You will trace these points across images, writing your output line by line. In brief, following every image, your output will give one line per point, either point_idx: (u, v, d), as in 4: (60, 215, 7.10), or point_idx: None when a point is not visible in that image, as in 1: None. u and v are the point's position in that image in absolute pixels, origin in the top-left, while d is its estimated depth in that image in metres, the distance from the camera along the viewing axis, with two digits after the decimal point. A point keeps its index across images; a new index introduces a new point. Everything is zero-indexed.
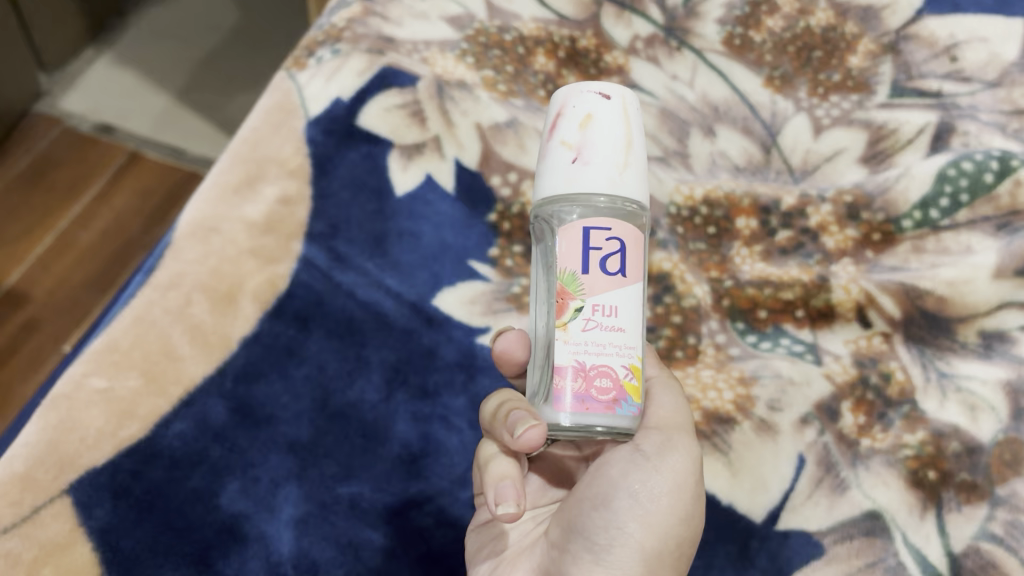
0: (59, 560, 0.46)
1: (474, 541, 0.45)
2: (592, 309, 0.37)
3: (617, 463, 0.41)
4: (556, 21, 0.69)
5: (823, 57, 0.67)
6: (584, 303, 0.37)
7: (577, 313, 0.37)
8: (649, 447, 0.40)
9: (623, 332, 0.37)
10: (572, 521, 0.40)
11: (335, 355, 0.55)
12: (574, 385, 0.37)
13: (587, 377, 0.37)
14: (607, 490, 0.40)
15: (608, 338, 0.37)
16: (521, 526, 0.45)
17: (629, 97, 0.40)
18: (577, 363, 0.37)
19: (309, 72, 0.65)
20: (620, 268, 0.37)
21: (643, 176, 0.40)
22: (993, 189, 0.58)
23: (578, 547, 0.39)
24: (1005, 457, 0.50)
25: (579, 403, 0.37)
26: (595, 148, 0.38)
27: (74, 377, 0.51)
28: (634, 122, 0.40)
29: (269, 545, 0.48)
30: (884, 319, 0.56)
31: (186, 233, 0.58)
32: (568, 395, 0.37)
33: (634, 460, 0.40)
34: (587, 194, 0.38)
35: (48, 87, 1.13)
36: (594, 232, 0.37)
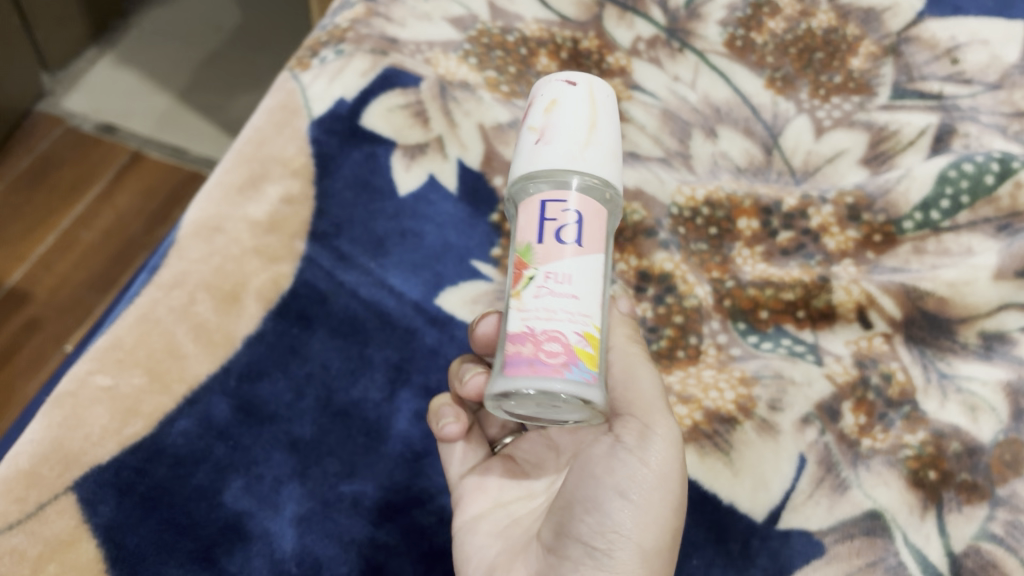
0: (63, 557, 0.46)
1: (462, 545, 0.45)
2: (545, 276, 0.38)
3: (600, 460, 0.41)
4: (558, 22, 0.70)
5: (824, 59, 0.68)
6: (537, 271, 0.38)
7: (530, 281, 0.38)
8: (630, 439, 0.41)
9: (577, 299, 0.37)
10: (565, 525, 0.40)
11: (338, 354, 0.55)
12: (524, 350, 0.37)
13: (536, 340, 0.37)
14: (597, 491, 0.40)
15: (561, 305, 0.37)
16: (507, 530, 0.45)
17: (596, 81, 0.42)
18: (528, 328, 0.37)
19: (313, 72, 0.65)
20: (576, 238, 0.38)
21: (610, 156, 0.40)
22: (993, 191, 0.59)
23: (578, 552, 0.39)
24: (1005, 457, 0.51)
25: (527, 366, 0.36)
26: (557, 129, 0.40)
27: (78, 375, 0.52)
28: (601, 105, 0.42)
29: (272, 543, 0.48)
30: (885, 319, 0.56)
31: (190, 232, 0.58)
32: (516, 359, 0.37)
33: (619, 457, 0.41)
34: (551, 171, 0.39)
35: (51, 87, 1.14)
36: (551, 205, 0.39)
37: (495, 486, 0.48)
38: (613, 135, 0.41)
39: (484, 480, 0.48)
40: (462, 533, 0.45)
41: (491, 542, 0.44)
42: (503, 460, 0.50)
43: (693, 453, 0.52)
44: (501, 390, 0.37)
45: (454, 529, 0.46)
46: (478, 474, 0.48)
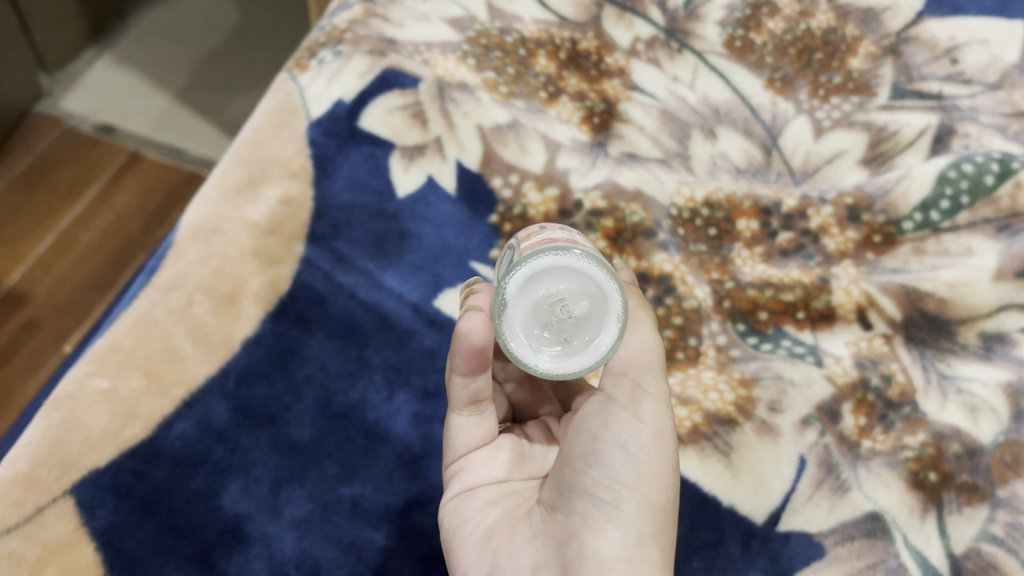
0: (62, 560, 0.46)
1: (460, 510, 0.44)
2: (548, 227, 0.45)
3: (594, 416, 0.42)
4: (557, 23, 0.69)
5: (823, 59, 0.67)
6: (540, 226, 0.46)
7: (534, 230, 0.45)
8: (622, 396, 0.42)
9: (579, 235, 0.45)
10: (568, 482, 0.40)
11: (337, 356, 0.55)
12: (540, 240, 0.42)
13: (550, 235, 0.42)
14: (596, 446, 0.40)
15: (569, 232, 0.44)
16: (507, 498, 0.44)
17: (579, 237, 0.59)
18: (547, 237, 0.42)
19: (311, 73, 0.65)
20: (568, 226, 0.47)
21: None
22: (993, 191, 0.58)
23: (585, 506, 0.39)
24: (1006, 459, 0.51)
25: (548, 241, 0.41)
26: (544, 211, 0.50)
27: (77, 377, 0.51)
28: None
29: (271, 545, 0.48)
30: (885, 320, 0.56)
31: (188, 233, 0.58)
32: (533, 245, 0.42)
33: (612, 411, 0.41)
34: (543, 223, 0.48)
35: (49, 87, 1.13)
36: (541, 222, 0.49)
37: (500, 464, 0.47)
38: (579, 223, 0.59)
39: (493, 454, 0.47)
40: (456, 500, 0.45)
41: (489, 507, 0.44)
42: (512, 442, 0.48)
43: (693, 454, 0.52)
44: (525, 263, 0.40)
45: (449, 497, 0.46)
46: (486, 450, 0.47)
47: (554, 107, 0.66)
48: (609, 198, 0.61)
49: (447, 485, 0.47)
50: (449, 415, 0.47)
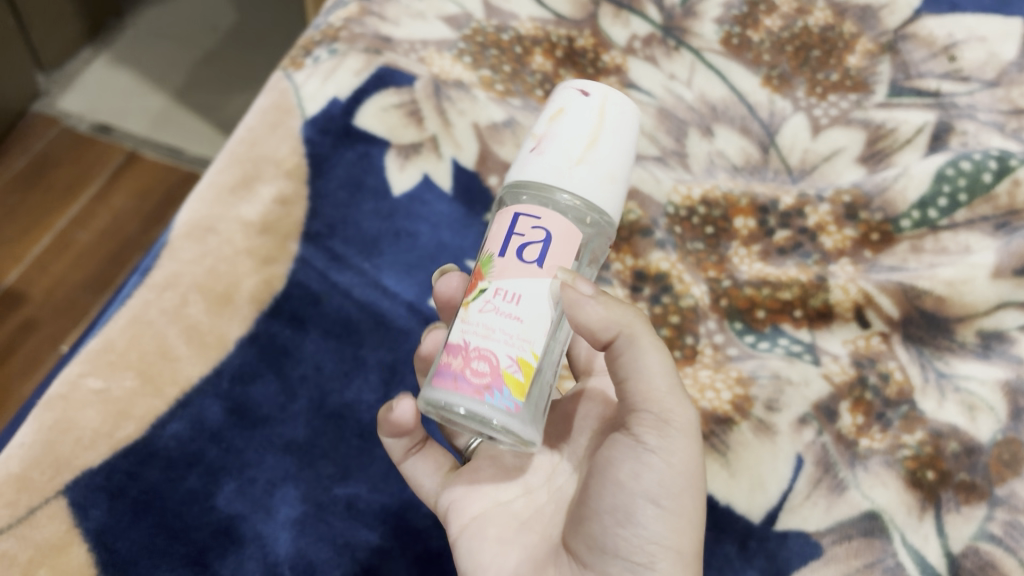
0: (55, 562, 0.45)
1: (472, 556, 0.42)
2: (495, 292, 0.36)
3: (623, 463, 0.38)
4: (554, 20, 0.69)
5: (821, 57, 0.67)
6: (489, 285, 0.37)
7: (480, 294, 0.37)
8: (652, 442, 0.38)
9: (520, 322, 0.36)
10: (600, 538, 0.38)
11: (332, 355, 0.54)
12: (454, 362, 0.36)
13: (466, 356, 0.36)
14: (629, 502, 0.38)
15: (500, 325, 0.36)
16: (520, 539, 0.42)
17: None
18: (464, 341, 0.36)
19: (306, 72, 0.64)
20: (537, 258, 0.36)
21: (603, 176, 0.38)
22: (991, 189, 0.58)
23: (620, 565, 0.38)
24: (1004, 457, 0.50)
25: (452, 380, 0.35)
26: (555, 138, 0.38)
27: (70, 377, 0.51)
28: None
29: (265, 546, 0.48)
30: (883, 318, 0.56)
31: (182, 233, 0.57)
32: (442, 375, 0.36)
33: (642, 459, 0.38)
34: (538, 183, 0.37)
35: (46, 87, 1.13)
36: (523, 218, 0.37)
37: (489, 484, 0.45)
38: (615, 150, 0.39)
39: (474, 478, 0.45)
40: (466, 540, 0.43)
41: (505, 551, 0.42)
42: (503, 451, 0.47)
43: None
44: (429, 403, 0.36)
45: (455, 539, 0.43)
46: (465, 477, 0.45)
47: None
48: None
49: (445, 525, 0.45)
50: (400, 465, 0.48)
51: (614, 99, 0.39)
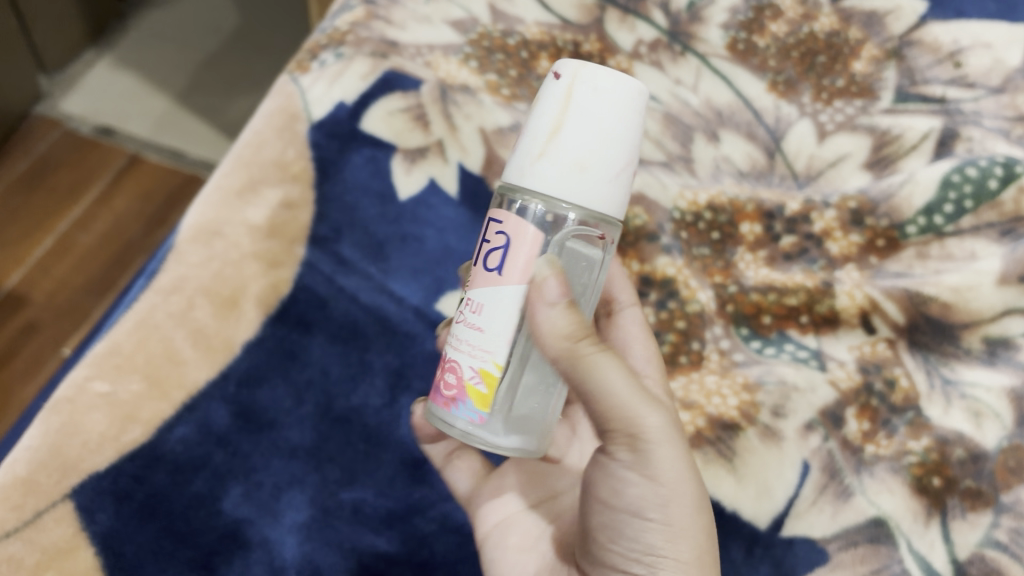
0: (63, 565, 0.46)
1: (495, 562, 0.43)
2: (467, 303, 0.38)
3: (603, 483, 0.37)
4: (559, 25, 0.69)
5: (827, 62, 0.67)
6: (465, 295, 0.39)
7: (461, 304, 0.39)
8: (625, 457, 0.36)
9: (482, 333, 0.37)
10: (596, 557, 0.38)
11: (339, 359, 0.55)
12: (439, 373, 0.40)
13: (443, 368, 0.39)
14: (614, 520, 0.37)
15: (468, 336, 0.38)
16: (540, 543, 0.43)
17: (642, 108, 0.37)
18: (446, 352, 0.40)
19: (312, 75, 0.64)
20: (497, 266, 0.37)
21: (569, 169, 0.36)
22: (997, 195, 0.58)
23: None
24: (1010, 464, 0.50)
25: (435, 391, 0.40)
26: (526, 131, 0.38)
27: (76, 381, 0.51)
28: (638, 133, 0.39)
29: (272, 551, 0.48)
30: (889, 324, 0.56)
31: (188, 236, 0.57)
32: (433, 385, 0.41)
33: (619, 476, 0.37)
34: (510, 185, 0.38)
35: (49, 89, 1.13)
36: (491, 224, 0.38)
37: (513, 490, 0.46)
38: (586, 137, 0.36)
39: (499, 487, 0.46)
40: (490, 548, 0.44)
41: (525, 557, 0.42)
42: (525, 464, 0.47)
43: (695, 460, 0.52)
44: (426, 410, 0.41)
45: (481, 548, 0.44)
46: (492, 487, 0.46)
47: None
48: None
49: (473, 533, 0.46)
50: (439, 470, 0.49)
51: (581, 81, 0.36)
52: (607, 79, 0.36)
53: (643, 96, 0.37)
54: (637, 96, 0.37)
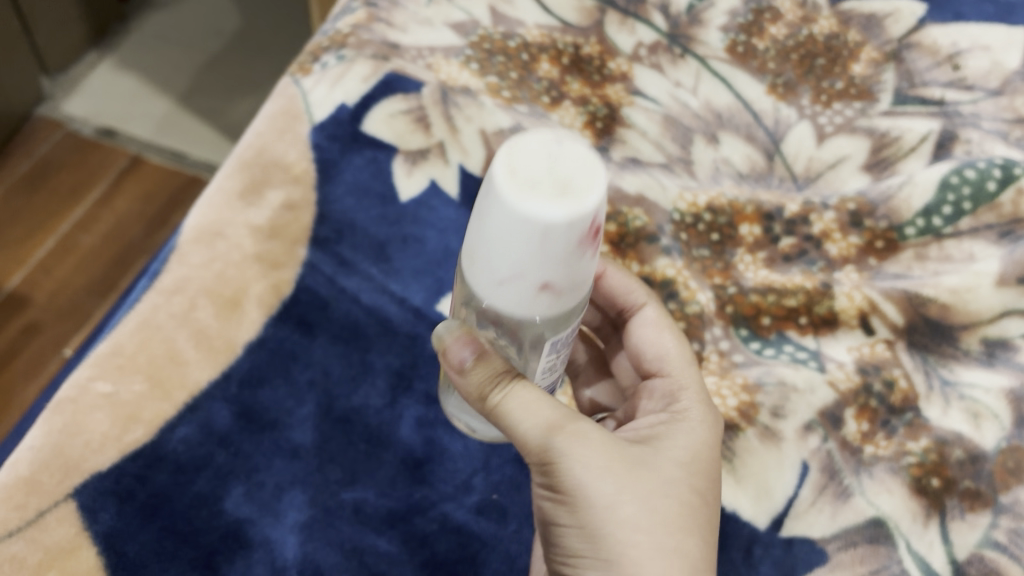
0: (66, 564, 0.46)
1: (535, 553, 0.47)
2: None
3: (537, 499, 0.40)
4: (560, 28, 0.69)
5: (826, 65, 0.67)
6: None
7: None
8: (539, 473, 0.39)
9: None
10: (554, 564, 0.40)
11: (340, 360, 0.55)
12: None
13: None
14: (549, 530, 0.39)
15: None
16: None
17: (557, 232, 0.30)
18: None
19: (314, 78, 0.65)
20: None
21: (478, 267, 0.33)
22: (995, 198, 0.58)
23: None
24: (1008, 465, 0.50)
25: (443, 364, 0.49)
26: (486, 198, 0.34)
27: (79, 381, 0.51)
28: (570, 252, 0.31)
29: (273, 550, 0.48)
30: (888, 325, 0.56)
31: (191, 237, 0.58)
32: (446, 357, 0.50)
33: (541, 490, 0.39)
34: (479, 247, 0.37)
35: (50, 91, 1.13)
36: None
37: None
38: (493, 237, 0.31)
39: None
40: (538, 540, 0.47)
41: None
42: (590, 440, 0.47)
43: None
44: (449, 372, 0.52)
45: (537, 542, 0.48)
46: None
47: (557, 112, 0.65)
48: (612, 202, 0.61)
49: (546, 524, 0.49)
50: None
51: (498, 157, 0.30)
52: (530, 176, 0.30)
53: (553, 221, 0.29)
54: (538, 215, 0.29)
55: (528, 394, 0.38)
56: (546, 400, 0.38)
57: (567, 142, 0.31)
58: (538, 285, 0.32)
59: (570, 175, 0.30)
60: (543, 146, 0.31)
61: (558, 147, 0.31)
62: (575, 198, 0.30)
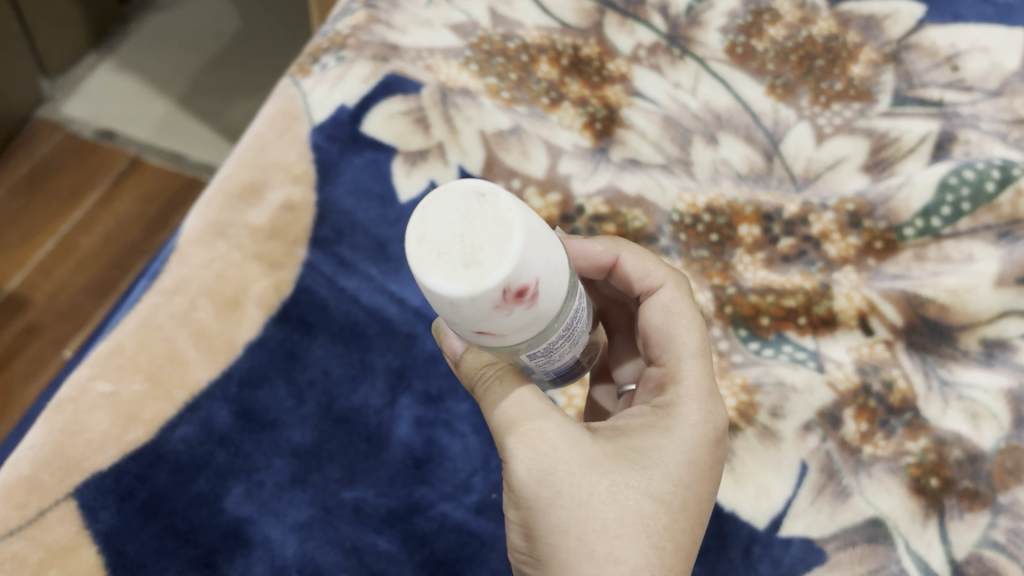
0: (65, 563, 0.46)
1: None
2: None
3: None
4: (559, 29, 0.69)
5: (825, 66, 0.67)
6: None
7: None
8: None
9: None
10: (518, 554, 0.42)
11: (339, 360, 0.55)
12: None
13: None
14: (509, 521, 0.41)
15: None
16: None
17: (464, 304, 0.31)
18: None
19: (314, 79, 0.65)
20: None
21: None
22: (994, 198, 0.58)
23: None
24: (1007, 465, 0.50)
25: None
26: None
27: (79, 381, 0.52)
28: (489, 315, 0.31)
29: (273, 549, 0.48)
30: (887, 326, 0.56)
31: (191, 238, 0.58)
32: None
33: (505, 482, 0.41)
34: None
35: (50, 92, 1.14)
36: None
37: None
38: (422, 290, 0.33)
39: None
40: None
41: None
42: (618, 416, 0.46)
43: None
44: None
45: None
46: None
47: (556, 113, 0.65)
48: (611, 203, 0.62)
49: None
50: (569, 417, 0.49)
51: (411, 221, 0.31)
52: (438, 244, 0.31)
53: (455, 294, 0.30)
54: (441, 288, 0.31)
55: (504, 393, 0.38)
56: (522, 394, 0.38)
57: (487, 202, 0.31)
58: (474, 333, 0.33)
59: (480, 243, 0.31)
60: (459, 208, 0.31)
61: (476, 210, 0.31)
62: (479, 272, 0.30)
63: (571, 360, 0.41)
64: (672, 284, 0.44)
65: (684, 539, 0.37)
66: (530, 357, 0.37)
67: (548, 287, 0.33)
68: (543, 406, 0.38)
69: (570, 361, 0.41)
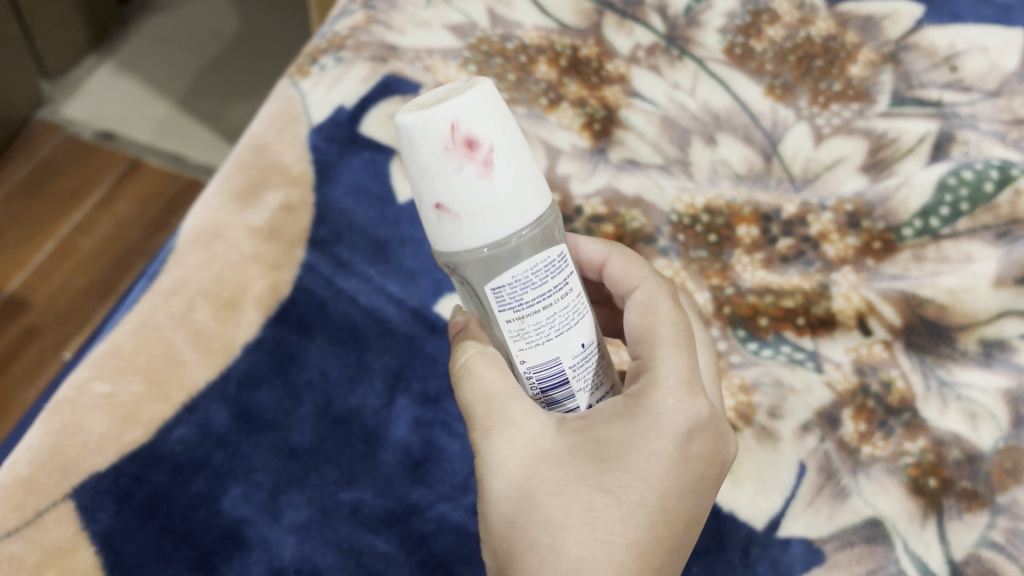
0: (62, 564, 0.46)
1: None
2: None
3: None
4: (557, 30, 0.69)
5: (824, 66, 0.67)
6: None
7: None
8: None
9: None
10: None
11: (337, 361, 0.55)
12: None
13: None
14: None
15: None
16: None
17: (417, 135, 0.32)
18: None
19: (312, 80, 0.65)
20: None
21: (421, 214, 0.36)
22: (993, 198, 0.58)
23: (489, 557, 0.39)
24: (1006, 465, 0.50)
25: None
26: None
27: (78, 382, 0.52)
28: (440, 162, 0.32)
29: (270, 550, 0.48)
30: (885, 326, 0.56)
31: (189, 239, 0.58)
32: None
33: None
34: None
35: (50, 94, 1.14)
36: None
37: None
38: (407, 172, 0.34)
39: None
40: None
41: None
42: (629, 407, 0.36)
43: None
44: None
45: None
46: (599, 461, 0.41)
47: (554, 114, 0.66)
48: (610, 204, 0.62)
49: None
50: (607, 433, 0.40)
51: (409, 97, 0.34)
52: (420, 102, 0.33)
53: (412, 126, 0.32)
54: (402, 122, 0.32)
55: (473, 385, 0.36)
56: (489, 385, 0.35)
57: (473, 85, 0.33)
58: (432, 204, 0.33)
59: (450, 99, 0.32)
60: (448, 88, 0.34)
61: (454, 85, 0.34)
62: (437, 110, 0.32)
63: (555, 356, 0.35)
64: (649, 281, 0.40)
65: (641, 536, 0.34)
66: (494, 296, 0.34)
67: (507, 163, 0.32)
68: (506, 398, 0.35)
69: (554, 354, 0.35)
